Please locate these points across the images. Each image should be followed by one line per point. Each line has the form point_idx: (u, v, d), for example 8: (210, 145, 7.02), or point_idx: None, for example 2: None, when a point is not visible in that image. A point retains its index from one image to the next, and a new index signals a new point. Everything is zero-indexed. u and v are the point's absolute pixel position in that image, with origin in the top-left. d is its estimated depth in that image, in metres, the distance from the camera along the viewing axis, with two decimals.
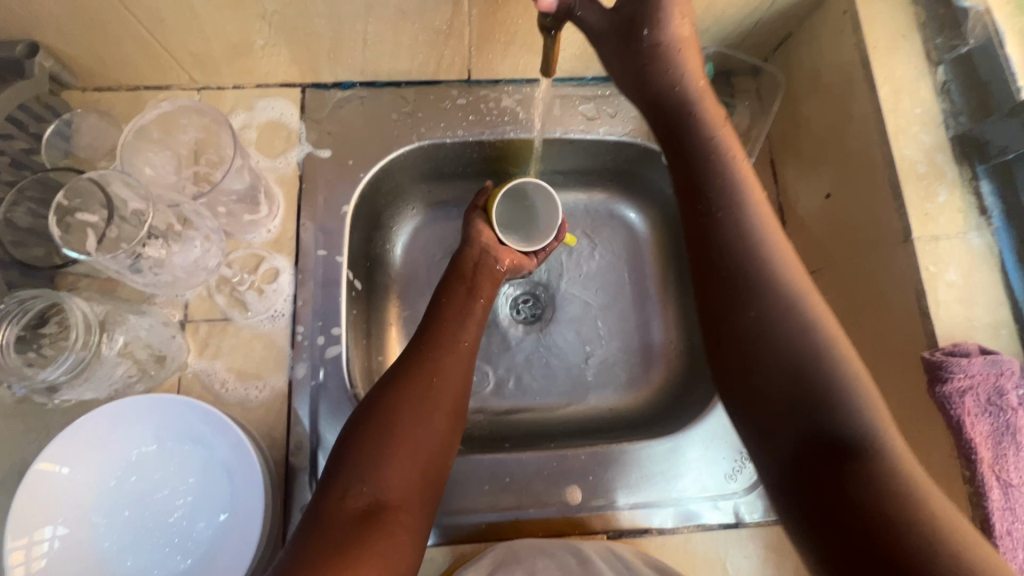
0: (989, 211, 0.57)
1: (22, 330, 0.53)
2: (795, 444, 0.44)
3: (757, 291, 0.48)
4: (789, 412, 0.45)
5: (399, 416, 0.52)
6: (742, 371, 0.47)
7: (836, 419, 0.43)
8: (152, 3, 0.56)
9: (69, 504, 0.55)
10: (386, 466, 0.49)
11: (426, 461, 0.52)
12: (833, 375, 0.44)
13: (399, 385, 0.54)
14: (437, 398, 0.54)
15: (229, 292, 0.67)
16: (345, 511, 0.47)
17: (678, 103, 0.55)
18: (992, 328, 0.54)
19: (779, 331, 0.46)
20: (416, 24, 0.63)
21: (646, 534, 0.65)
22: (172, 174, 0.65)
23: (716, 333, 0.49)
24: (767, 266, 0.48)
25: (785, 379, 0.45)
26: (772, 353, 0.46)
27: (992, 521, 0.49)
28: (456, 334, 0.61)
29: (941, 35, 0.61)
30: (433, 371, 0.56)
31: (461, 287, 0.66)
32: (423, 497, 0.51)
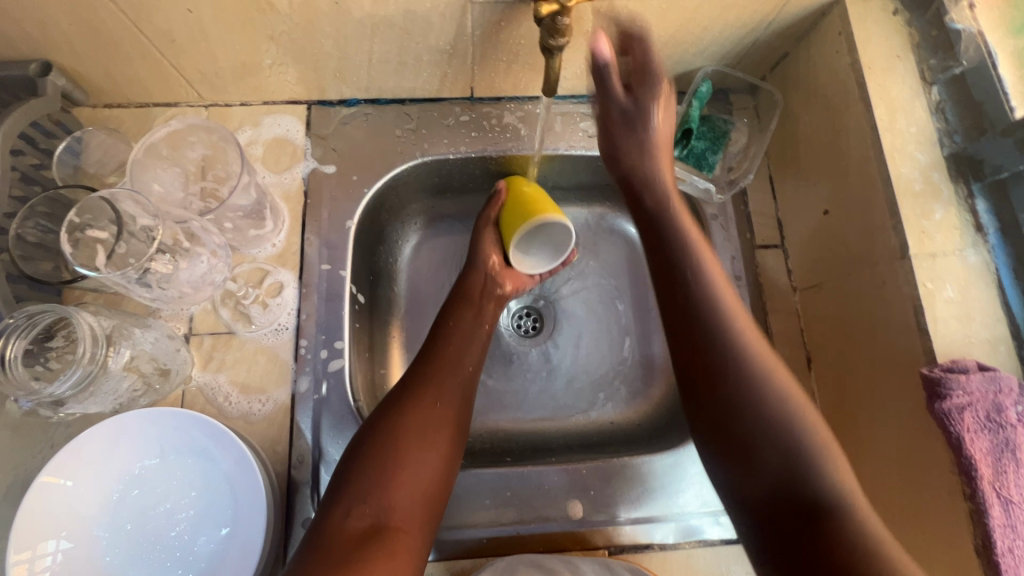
0: (985, 228, 0.58)
1: (30, 344, 0.54)
2: (770, 495, 0.46)
3: (738, 346, 0.51)
4: (769, 464, 0.46)
5: (401, 438, 0.52)
6: (718, 421, 0.50)
7: (812, 472, 0.45)
8: (164, 24, 0.58)
9: (72, 517, 0.56)
10: (388, 487, 0.50)
11: (426, 483, 0.52)
12: (810, 430, 0.46)
13: (401, 406, 0.55)
14: (438, 420, 0.55)
15: (233, 306, 0.68)
16: (346, 531, 0.47)
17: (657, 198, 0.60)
18: (989, 344, 0.54)
19: (761, 386, 0.49)
20: (420, 44, 0.64)
21: (648, 550, 0.65)
22: (180, 190, 0.67)
23: (696, 384, 0.52)
24: (743, 331, 0.52)
25: (767, 430, 0.47)
26: (752, 405, 0.48)
27: (994, 537, 0.48)
28: (459, 356, 0.61)
29: (935, 56, 0.62)
30: (436, 394, 0.57)
31: (467, 306, 0.67)
32: (425, 519, 0.51)
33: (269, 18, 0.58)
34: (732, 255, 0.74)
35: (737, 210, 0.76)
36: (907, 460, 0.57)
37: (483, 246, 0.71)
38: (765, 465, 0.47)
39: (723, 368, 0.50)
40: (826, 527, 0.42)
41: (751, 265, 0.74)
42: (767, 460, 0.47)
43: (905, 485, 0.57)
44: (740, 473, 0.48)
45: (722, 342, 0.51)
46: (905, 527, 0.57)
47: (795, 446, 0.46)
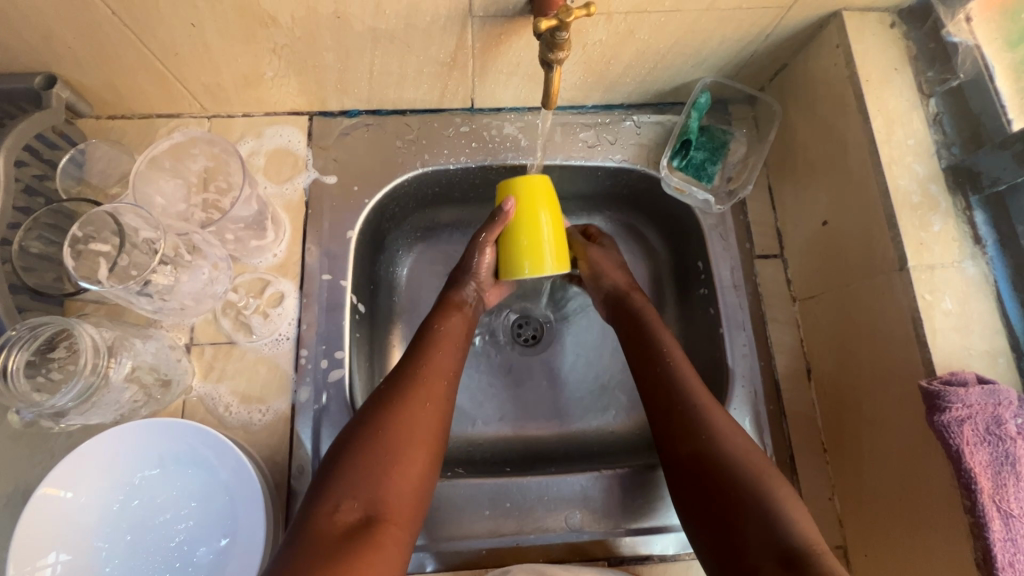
0: (983, 240, 0.58)
1: (32, 355, 0.54)
2: (751, 564, 0.49)
3: (715, 422, 0.57)
4: (753, 534, 0.50)
5: (387, 433, 0.53)
6: (701, 481, 0.55)
7: (784, 530, 0.49)
8: (168, 37, 0.59)
9: (72, 529, 0.56)
10: (376, 482, 0.50)
11: (416, 476, 0.53)
12: (781, 500, 0.51)
13: (385, 402, 0.55)
14: (427, 413, 0.56)
15: (234, 316, 0.69)
16: (335, 525, 0.47)
17: (640, 305, 0.69)
18: (988, 356, 0.54)
19: (734, 460, 0.54)
20: (421, 57, 0.65)
21: (647, 561, 0.66)
22: (182, 202, 0.67)
23: (681, 453, 0.57)
24: (714, 411, 0.58)
25: (749, 500, 0.52)
26: (728, 476, 0.54)
27: (994, 552, 0.48)
28: (444, 351, 0.61)
29: (932, 69, 0.63)
30: (420, 389, 0.57)
31: (452, 305, 0.67)
32: (410, 511, 0.51)
33: (272, 32, 0.59)
34: (732, 265, 0.74)
35: (736, 220, 0.76)
36: (907, 472, 0.57)
37: (479, 269, 0.68)
38: (745, 532, 0.51)
39: (700, 429, 0.57)
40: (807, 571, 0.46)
41: (750, 275, 0.74)
42: (750, 527, 0.50)
43: (905, 497, 0.57)
44: (724, 536, 0.52)
45: (698, 417, 0.58)
46: (906, 539, 0.57)
47: (766, 500, 0.51)
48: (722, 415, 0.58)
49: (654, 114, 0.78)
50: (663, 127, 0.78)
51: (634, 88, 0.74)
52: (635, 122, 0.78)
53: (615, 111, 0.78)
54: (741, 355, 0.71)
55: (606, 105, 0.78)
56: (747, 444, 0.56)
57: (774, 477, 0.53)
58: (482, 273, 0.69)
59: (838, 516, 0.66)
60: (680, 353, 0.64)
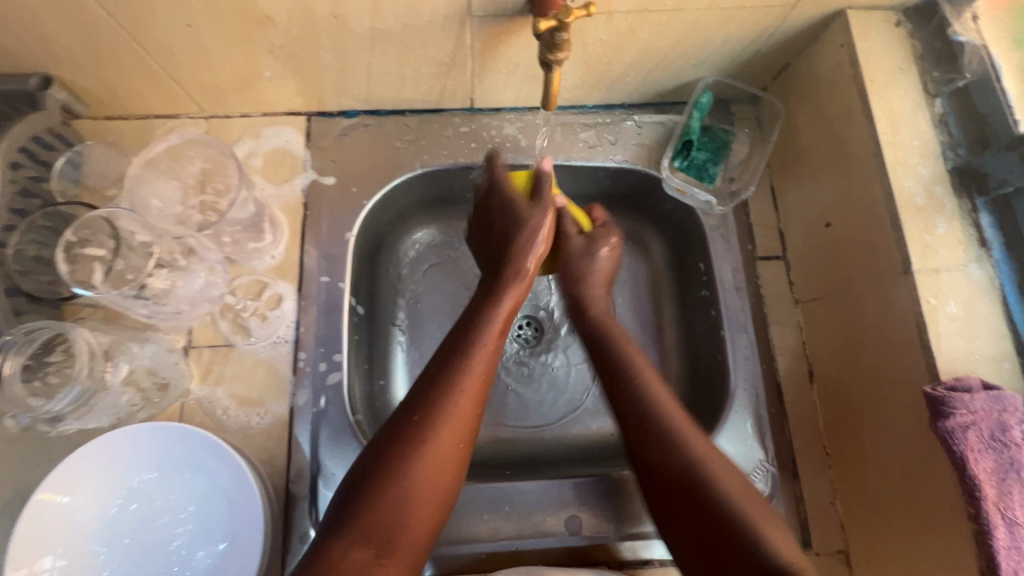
0: (989, 243, 0.57)
1: (28, 360, 0.54)
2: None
3: (694, 446, 0.54)
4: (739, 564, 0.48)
5: (415, 473, 0.49)
6: (692, 516, 0.51)
7: (767, 565, 0.46)
8: (164, 38, 0.58)
9: (70, 533, 0.56)
10: (394, 525, 0.47)
11: (434, 507, 0.50)
12: (758, 523, 0.49)
13: (417, 434, 0.50)
14: (456, 438, 0.52)
15: (232, 318, 0.68)
16: (351, 562, 0.44)
17: (602, 317, 0.66)
18: (994, 361, 0.53)
19: (711, 487, 0.51)
20: (420, 57, 0.64)
21: (648, 565, 0.65)
22: (179, 204, 0.66)
23: (661, 478, 0.54)
24: (692, 434, 0.55)
25: (727, 526, 0.49)
26: (708, 504, 0.51)
27: (999, 559, 0.48)
28: (484, 370, 0.55)
29: (938, 68, 0.62)
30: (454, 419, 0.52)
31: (509, 293, 0.60)
32: (420, 553, 0.49)
33: (268, 32, 0.58)
34: (734, 267, 0.74)
35: (738, 221, 0.76)
36: (911, 478, 0.56)
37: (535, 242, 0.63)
38: (733, 565, 0.48)
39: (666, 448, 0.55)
40: None
41: (752, 277, 0.74)
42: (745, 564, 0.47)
43: (909, 503, 0.56)
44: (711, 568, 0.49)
45: (673, 443, 0.54)
46: (908, 544, 0.57)
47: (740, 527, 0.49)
48: (698, 435, 0.55)
49: (656, 114, 0.78)
50: (665, 127, 0.77)
51: (635, 87, 0.74)
52: (636, 122, 0.77)
53: (616, 110, 0.77)
54: (743, 358, 0.70)
55: (607, 105, 0.77)
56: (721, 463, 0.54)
57: (754, 504, 0.51)
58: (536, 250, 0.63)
59: (840, 520, 0.65)
60: (649, 369, 0.61)
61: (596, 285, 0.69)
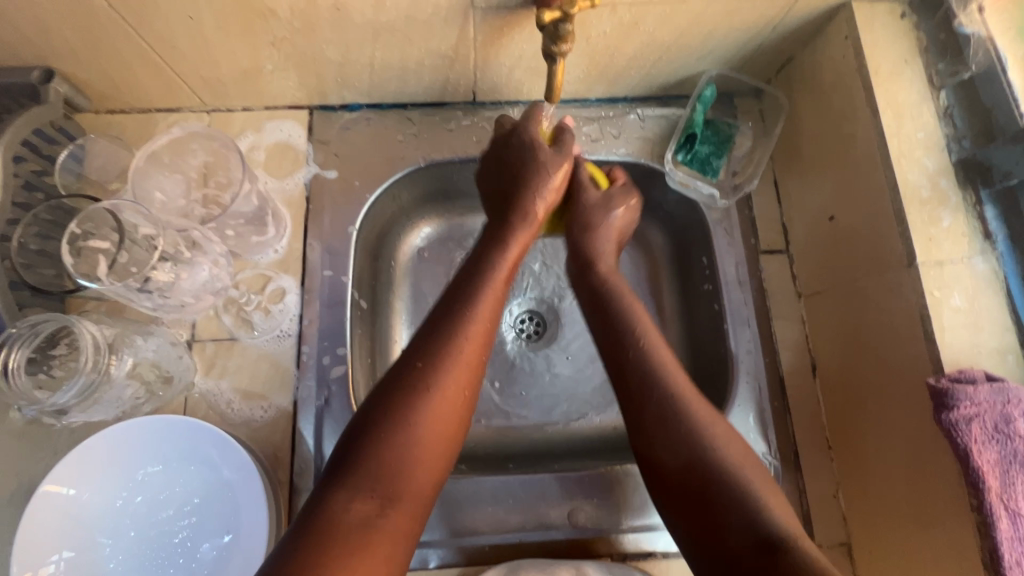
0: (993, 235, 0.57)
1: (33, 352, 0.55)
2: (731, 551, 0.47)
3: (694, 413, 0.54)
4: (735, 524, 0.48)
5: (415, 421, 0.48)
6: (685, 473, 0.51)
7: (762, 522, 0.47)
8: (166, 31, 0.58)
9: (76, 526, 0.56)
10: (395, 475, 0.47)
11: (435, 461, 0.49)
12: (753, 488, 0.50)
13: (416, 383, 0.50)
14: (454, 392, 0.51)
15: (236, 312, 0.68)
16: (352, 516, 0.44)
17: (606, 277, 0.65)
18: (997, 353, 0.53)
19: (711, 449, 0.52)
20: (422, 49, 0.64)
21: (651, 557, 0.65)
22: (181, 197, 0.67)
23: (653, 438, 0.54)
24: (691, 398, 0.55)
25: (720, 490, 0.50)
26: (704, 466, 0.51)
27: (1002, 551, 0.48)
28: (485, 321, 0.55)
29: (943, 61, 0.62)
30: (455, 368, 0.51)
31: (515, 243, 0.61)
32: (423, 503, 0.48)
33: (270, 25, 0.58)
34: (737, 261, 0.74)
35: (741, 215, 0.75)
36: (914, 470, 0.56)
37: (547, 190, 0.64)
38: (725, 526, 0.48)
39: (666, 414, 0.54)
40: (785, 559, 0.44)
41: (755, 271, 0.74)
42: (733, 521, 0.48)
43: (913, 496, 0.56)
44: (704, 527, 0.49)
45: (669, 408, 0.54)
46: (913, 537, 0.57)
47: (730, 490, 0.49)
48: (698, 401, 0.55)
49: (659, 108, 0.77)
50: (668, 121, 0.77)
51: (638, 80, 0.73)
52: (639, 116, 0.77)
53: (618, 104, 0.77)
54: (746, 352, 0.70)
55: (610, 99, 0.77)
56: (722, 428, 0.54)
57: (751, 467, 0.51)
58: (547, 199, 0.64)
59: (843, 513, 0.65)
60: (654, 334, 0.59)
61: (603, 242, 0.67)
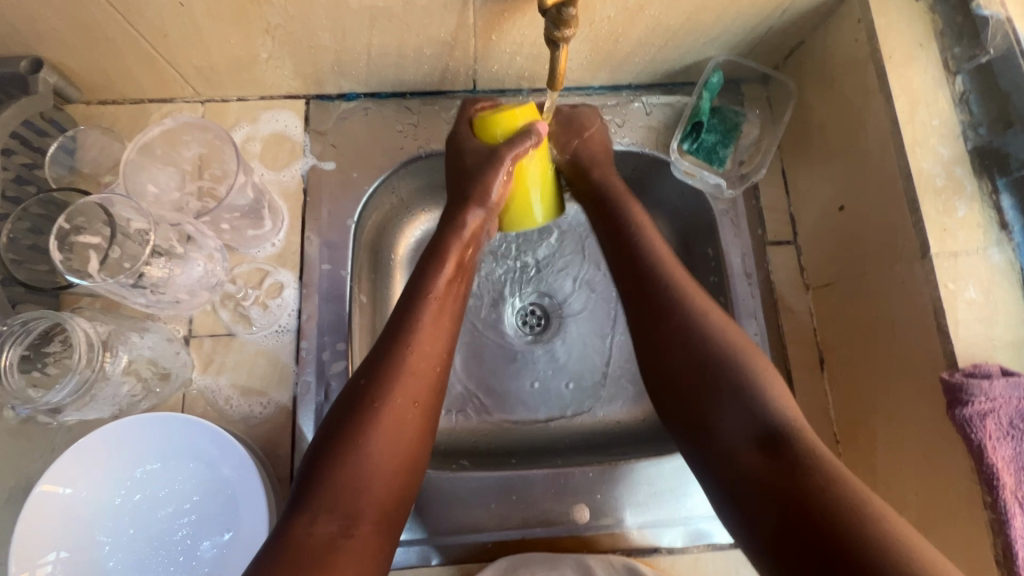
0: (1009, 226, 0.55)
1: (26, 349, 0.54)
2: (727, 446, 0.50)
3: (697, 308, 0.56)
4: (730, 416, 0.51)
5: (372, 438, 0.48)
6: (686, 363, 0.54)
7: (768, 427, 0.49)
8: (156, 18, 0.56)
9: (72, 525, 0.55)
10: (356, 490, 0.46)
11: (397, 472, 0.49)
12: (758, 376, 0.52)
13: (370, 398, 0.50)
14: (410, 401, 0.51)
15: (233, 307, 0.67)
16: (315, 537, 0.43)
17: (609, 196, 0.65)
18: (1013, 347, 0.52)
19: (707, 336, 0.55)
20: (421, 36, 0.62)
21: (655, 553, 0.64)
22: (176, 190, 0.65)
23: (673, 378, 0.55)
24: (713, 315, 0.56)
25: (726, 380, 0.52)
26: (703, 364, 0.53)
27: (1015, 548, 0.47)
28: (433, 334, 0.55)
29: (960, 44, 0.59)
30: (406, 377, 0.51)
31: (449, 261, 0.59)
32: (389, 518, 0.48)
33: (264, 12, 0.56)
34: (743, 252, 0.72)
35: (748, 205, 0.74)
36: (925, 465, 0.55)
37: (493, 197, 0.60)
38: (720, 411, 0.51)
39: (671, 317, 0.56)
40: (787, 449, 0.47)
41: (762, 262, 0.72)
42: (728, 414, 0.51)
43: (923, 492, 0.55)
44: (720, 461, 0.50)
45: (673, 300, 0.57)
46: (922, 532, 0.56)
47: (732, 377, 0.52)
48: (717, 318, 0.56)
49: (664, 95, 0.75)
50: (673, 109, 0.75)
51: (643, 67, 0.71)
52: (643, 104, 0.75)
53: (622, 92, 0.75)
54: (752, 345, 0.69)
55: (613, 87, 0.75)
56: (722, 321, 0.56)
57: (748, 350, 0.54)
58: (491, 204, 0.61)
59: None
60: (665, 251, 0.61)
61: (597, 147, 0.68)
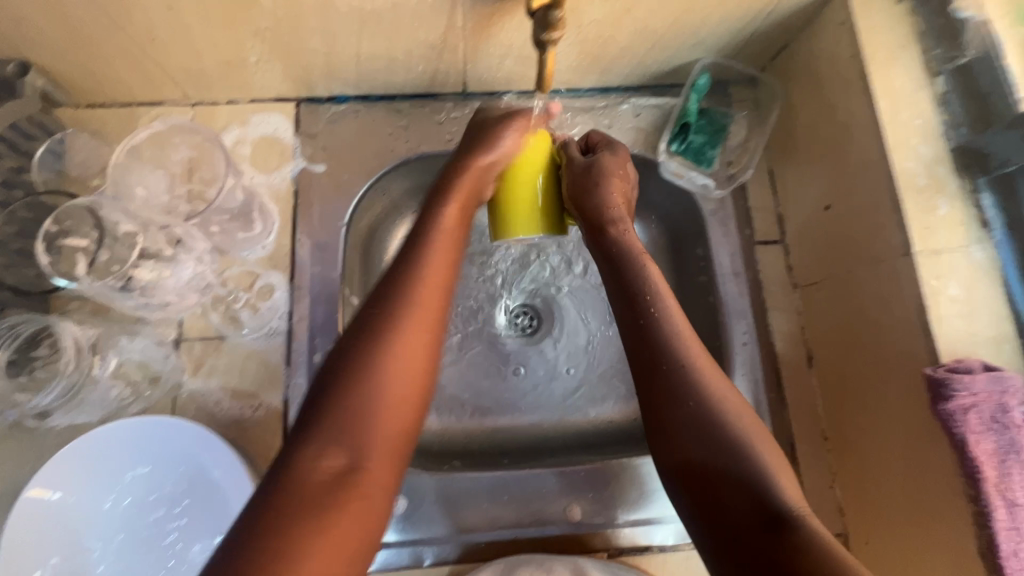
0: (990, 224, 0.56)
1: (15, 353, 0.56)
2: (728, 526, 0.43)
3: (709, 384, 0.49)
4: (732, 497, 0.44)
5: (383, 373, 0.43)
6: (692, 437, 0.47)
7: (773, 498, 0.42)
8: (145, 21, 0.56)
9: (60, 531, 0.55)
10: (366, 422, 0.42)
11: (407, 403, 0.44)
12: (761, 453, 0.45)
13: (377, 324, 0.45)
14: (419, 324, 0.46)
15: (224, 310, 0.66)
16: (321, 472, 0.39)
17: (619, 231, 0.59)
18: (993, 342, 0.53)
19: (713, 411, 0.47)
20: (410, 39, 0.62)
21: (647, 552, 0.65)
22: (165, 193, 0.65)
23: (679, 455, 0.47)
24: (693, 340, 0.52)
25: (729, 457, 0.45)
26: (705, 439, 0.46)
27: (998, 540, 0.48)
28: (440, 267, 0.50)
29: (940, 46, 0.60)
30: (419, 309, 0.47)
31: (459, 196, 0.55)
32: (401, 451, 0.44)
33: (253, 15, 0.57)
34: (732, 252, 0.73)
35: (736, 205, 0.75)
36: (911, 461, 0.56)
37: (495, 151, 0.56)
38: (725, 494, 0.44)
39: (679, 384, 0.49)
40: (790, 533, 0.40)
41: (751, 262, 0.73)
42: (730, 492, 0.44)
43: (912, 487, 0.56)
44: (703, 489, 0.45)
45: (684, 376, 0.49)
46: (909, 526, 0.56)
47: (732, 444, 0.45)
48: (708, 365, 0.50)
49: (652, 97, 0.76)
50: (662, 110, 0.76)
51: (631, 69, 0.72)
52: (632, 106, 0.76)
53: (611, 94, 0.76)
54: (742, 344, 0.69)
55: (602, 89, 0.76)
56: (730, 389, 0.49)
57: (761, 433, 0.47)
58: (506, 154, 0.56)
59: (839, 504, 0.65)
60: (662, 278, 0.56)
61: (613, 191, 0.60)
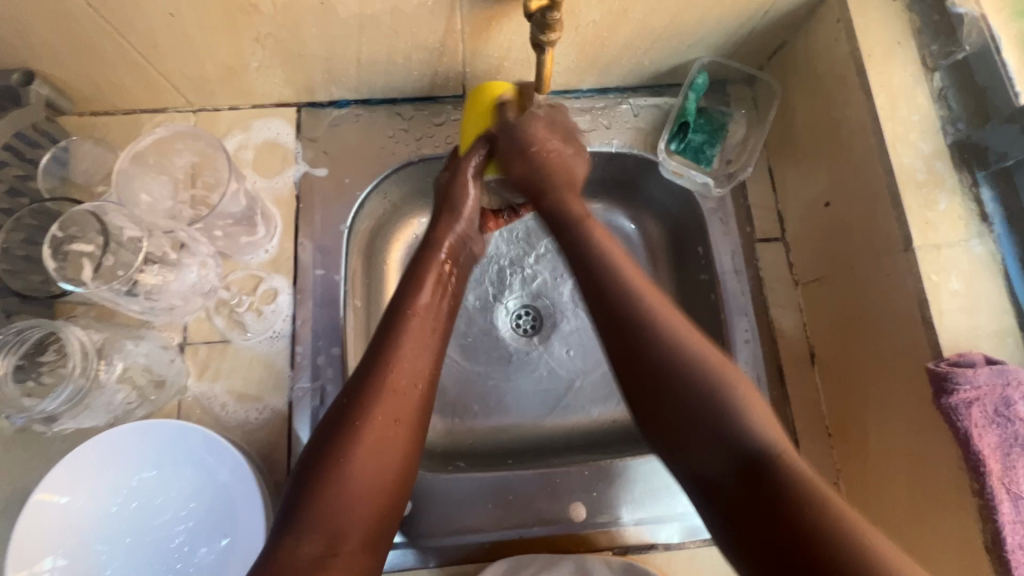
0: (989, 218, 0.56)
1: (21, 359, 0.55)
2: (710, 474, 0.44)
3: (671, 318, 0.48)
4: (711, 443, 0.44)
5: (352, 467, 0.46)
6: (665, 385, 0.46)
7: (749, 438, 0.43)
8: (149, 30, 0.57)
9: (68, 534, 0.55)
10: (341, 514, 0.45)
11: (384, 485, 0.47)
12: (746, 396, 0.45)
13: (351, 418, 0.48)
14: (394, 413, 0.49)
15: (227, 314, 0.67)
16: (302, 560, 0.43)
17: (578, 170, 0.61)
18: (996, 336, 0.53)
19: (688, 352, 0.46)
20: (409, 42, 0.63)
21: (652, 549, 0.65)
22: (168, 199, 0.66)
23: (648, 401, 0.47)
24: (672, 311, 0.49)
25: (710, 398, 0.45)
26: (683, 383, 0.46)
27: (1004, 534, 0.48)
28: (413, 353, 0.53)
29: (937, 42, 0.60)
30: (389, 400, 0.49)
31: (428, 279, 0.58)
32: (378, 538, 0.47)
33: (253, 21, 0.57)
34: (733, 249, 0.73)
35: (737, 203, 0.75)
36: (915, 456, 0.56)
37: (466, 208, 0.63)
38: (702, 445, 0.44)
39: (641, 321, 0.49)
40: (772, 472, 0.41)
41: (752, 259, 0.73)
42: (707, 440, 0.44)
43: (916, 482, 0.56)
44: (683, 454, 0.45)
45: (646, 305, 0.49)
46: (913, 521, 0.57)
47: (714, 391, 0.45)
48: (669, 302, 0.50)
49: (651, 97, 0.77)
50: (660, 110, 0.76)
51: (630, 70, 0.73)
52: (631, 106, 0.76)
53: (610, 94, 0.76)
54: (744, 342, 0.70)
55: (601, 89, 0.76)
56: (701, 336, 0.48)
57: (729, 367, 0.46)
58: (468, 215, 0.63)
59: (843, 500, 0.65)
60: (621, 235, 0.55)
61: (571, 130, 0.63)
